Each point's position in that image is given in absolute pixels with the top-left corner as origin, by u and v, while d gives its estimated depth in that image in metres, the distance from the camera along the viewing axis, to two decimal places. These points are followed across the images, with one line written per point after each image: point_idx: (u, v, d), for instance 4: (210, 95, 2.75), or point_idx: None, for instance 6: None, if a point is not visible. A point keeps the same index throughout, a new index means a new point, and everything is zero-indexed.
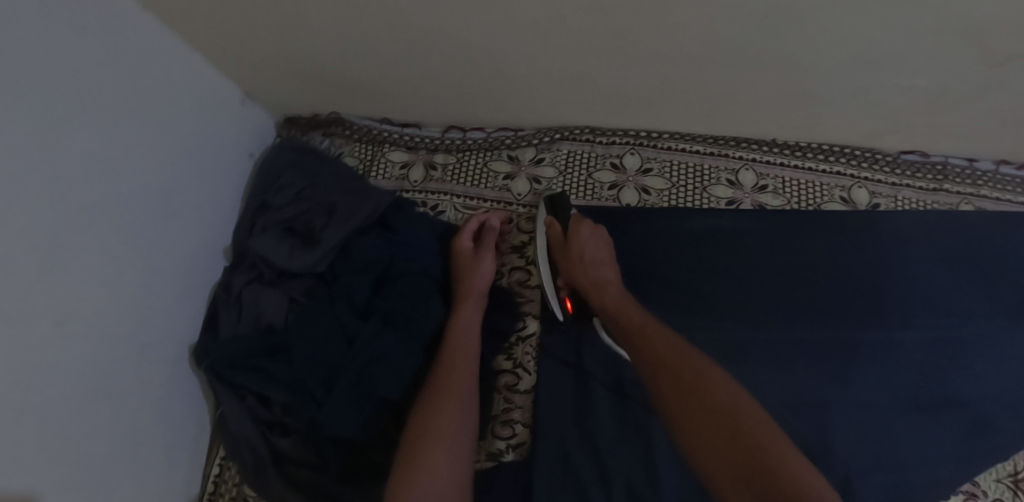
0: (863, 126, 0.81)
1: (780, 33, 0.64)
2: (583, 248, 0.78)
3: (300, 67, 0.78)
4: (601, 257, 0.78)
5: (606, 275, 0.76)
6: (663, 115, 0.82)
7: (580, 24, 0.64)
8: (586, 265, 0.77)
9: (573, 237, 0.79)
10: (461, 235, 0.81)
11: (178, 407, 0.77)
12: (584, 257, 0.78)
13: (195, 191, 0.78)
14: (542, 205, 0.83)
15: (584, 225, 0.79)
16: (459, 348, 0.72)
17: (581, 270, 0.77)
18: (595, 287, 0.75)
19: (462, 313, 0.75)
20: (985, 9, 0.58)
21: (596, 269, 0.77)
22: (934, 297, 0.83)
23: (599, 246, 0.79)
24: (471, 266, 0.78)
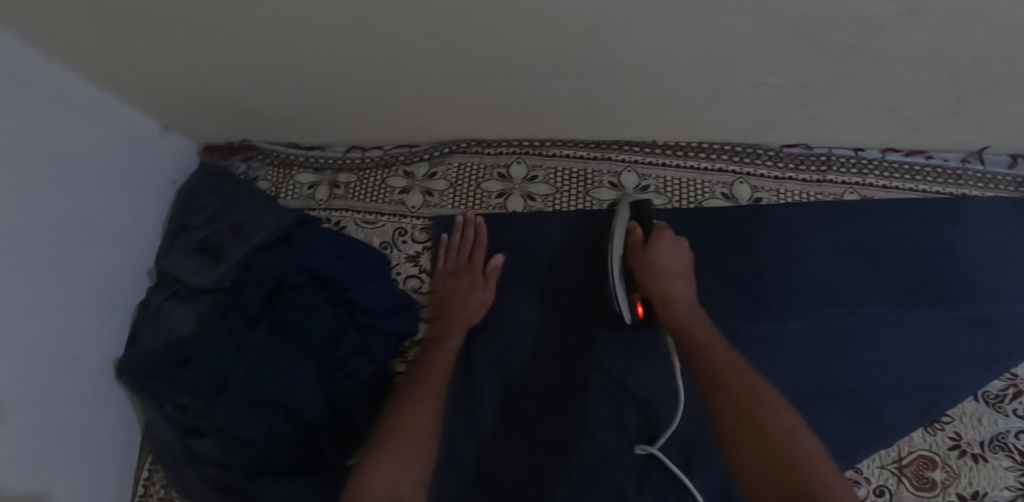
0: (739, 124, 0.82)
1: (614, 47, 0.66)
2: (659, 258, 0.77)
3: (205, 102, 0.84)
4: (676, 268, 0.77)
5: (675, 287, 0.75)
6: (541, 125, 0.85)
7: (428, 50, 0.68)
8: (658, 276, 0.76)
9: (651, 243, 0.78)
10: (475, 251, 0.85)
11: (105, 416, 0.85)
12: (657, 267, 0.77)
13: (115, 220, 0.86)
14: (626, 206, 0.83)
15: (663, 235, 0.78)
16: (439, 360, 0.79)
17: (648, 276, 0.76)
18: (664, 299, 0.75)
19: (450, 339, 0.80)
20: (800, 11, 0.59)
21: (672, 281, 0.76)
22: (817, 287, 0.84)
23: (677, 257, 0.78)
24: (477, 296, 0.83)
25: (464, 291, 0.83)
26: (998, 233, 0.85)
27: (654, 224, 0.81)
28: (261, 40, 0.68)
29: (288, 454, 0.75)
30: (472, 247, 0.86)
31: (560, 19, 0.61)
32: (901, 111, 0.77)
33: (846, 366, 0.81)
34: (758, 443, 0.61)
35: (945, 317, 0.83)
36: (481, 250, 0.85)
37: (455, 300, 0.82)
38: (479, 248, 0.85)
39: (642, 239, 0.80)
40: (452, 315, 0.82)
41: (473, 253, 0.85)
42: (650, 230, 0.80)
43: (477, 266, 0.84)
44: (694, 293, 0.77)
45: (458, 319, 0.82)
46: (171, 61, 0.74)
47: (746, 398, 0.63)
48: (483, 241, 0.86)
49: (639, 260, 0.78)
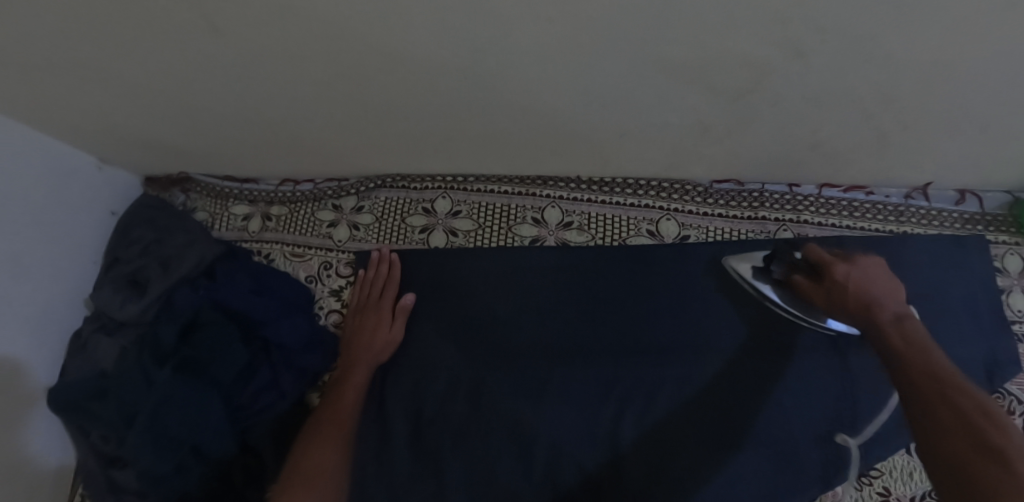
0: (659, 160, 0.80)
1: (503, 89, 0.65)
2: (854, 280, 0.78)
3: (135, 140, 0.86)
4: (877, 286, 0.78)
5: (880, 303, 0.77)
6: (460, 161, 0.85)
7: (325, 94, 0.68)
8: (855, 298, 0.77)
9: (834, 267, 0.79)
10: (387, 287, 0.85)
11: (41, 443, 0.86)
12: (857, 288, 0.77)
13: (50, 254, 0.88)
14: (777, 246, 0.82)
15: (840, 261, 0.79)
16: (345, 398, 0.80)
17: (860, 300, 0.77)
18: (864, 315, 0.76)
19: (356, 377, 0.81)
20: (679, 53, 0.57)
21: (875, 299, 0.77)
22: (742, 331, 0.80)
23: (874, 276, 0.78)
24: (382, 335, 0.83)
25: (370, 329, 0.83)
26: (935, 273, 0.81)
27: (819, 258, 0.79)
28: (169, 85, 0.69)
29: (197, 486, 0.77)
30: (383, 283, 0.86)
31: (441, 65, 0.61)
32: (823, 148, 0.74)
33: (763, 412, 0.78)
34: (961, 431, 0.63)
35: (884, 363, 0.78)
36: (391, 288, 0.85)
37: (365, 337, 0.83)
38: (392, 286, 0.85)
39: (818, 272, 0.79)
40: (355, 354, 0.82)
41: (383, 291, 0.85)
42: (823, 261, 0.79)
43: (385, 303, 0.84)
44: (897, 302, 0.78)
45: (362, 357, 0.82)
46: (91, 104, 0.75)
47: (948, 398, 0.67)
48: (397, 277, 0.86)
49: (831, 297, 0.78)
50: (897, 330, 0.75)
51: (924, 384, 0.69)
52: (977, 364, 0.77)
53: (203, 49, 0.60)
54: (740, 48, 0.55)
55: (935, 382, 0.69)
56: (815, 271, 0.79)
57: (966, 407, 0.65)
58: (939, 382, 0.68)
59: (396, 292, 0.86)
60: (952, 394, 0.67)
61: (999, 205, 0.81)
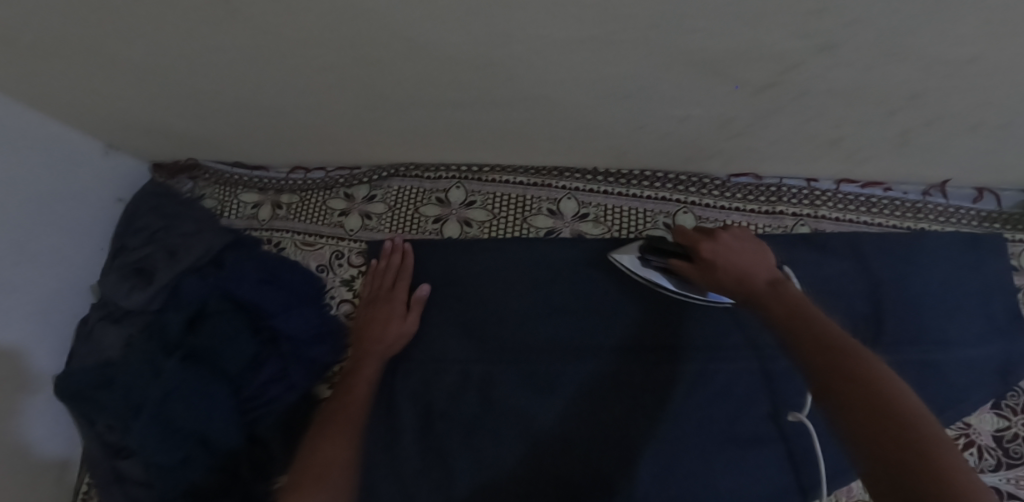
0: (679, 153, 0.79)
1: (525, 80, 0.64)
2: (721, 254, 0.68)
3: (142, 126, 0.84)
4: (748, 257, 0.68)
5: (756, 275, 0.66)
6: (476, 151, 0.83)
7: (339, 82, 0.67)
8: (726, 273, 0.67)
9: (699, 245, 0.71)
10: (400, 278, 0.84)
11: (43, 431, 0.85)
12: (724, 260, 0.68)
13: (54, 241, 0.86)
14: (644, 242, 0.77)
15: (703, 238, 0.71)
16: (355, 391, 0.78)
17: (732, 273, 0.66)
18: (744, 290, 0.65)
19: (366, 368, 0.79)
20: (707, 45, 0.56)
21: (745, 270, 0.66)
22: (757, 327, 0.78)
23: (743, 249, 0.69)
24: (395, 327, 0.82)
25: (383, 320, 0.82)
26: (953, 272, 0.80)
27: (689, 239, 0.72)
28: (181, 69, 0.67)
29: (205, 479, 0.75)
30: (396, 273, 0.85)
31: (462, 54, 0.59)
32: (844, 144, 0.73)
33: (782, 410, 0.76)
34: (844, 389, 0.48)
35: (900, 362, 0.77)
36: (405, 278, 0.84)
37: (376, 329, 0.82)
38: (406, 277, 0.84)
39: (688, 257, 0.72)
40: (368, 346, 0.81)
41: (396, 281, 0.84)
42: (692, 240, 0.72)
43: (398, 294, 0.83)
44: (773, 270, 0.67)
45: (375, 349, 0.81)
46: (97, 88, 0.73)
47: (847, 365, 0.50)
48: (411, 269, 0.85)
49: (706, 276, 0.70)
50: (773, 296, 0.62)
51: (817, 351, 0.53)
52: (992, 365, 0.76)
53: (217, 33, 0.58)
54: (769, 41, 0.54)
55: (824, 352, 0.52)
56: (688, 254, 0.72)
57: (860, 366, 0.50)
58: (835, 352, 0.52)
59: (409, 284, 0.85)
60: (835, 364, 0.50)
61: (1016, 203, 0.81)
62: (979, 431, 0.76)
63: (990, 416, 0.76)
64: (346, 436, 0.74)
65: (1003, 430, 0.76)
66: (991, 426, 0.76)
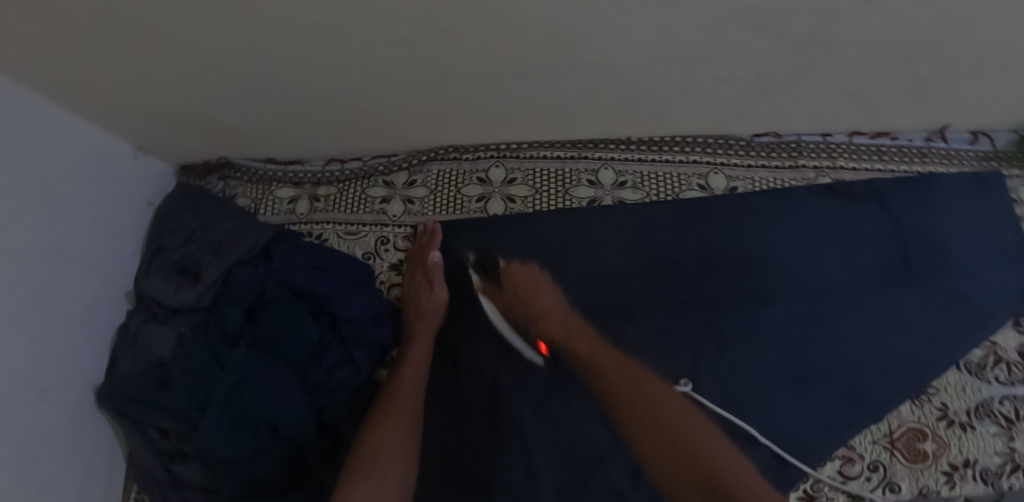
0: (710, 116, 0.84)
1: (580, 44, 0.68)
2: (516, 282, 0.84)
3: (177, 123, 0.83)
4: (540, 285, 0.83)
5: (547, 302, 0.82)
6: (516, 128, 0.86)
7: (395, 58, 0.69)
8: (523, 302, 0.82)
9: (504, 278, 0.85)
10: (423, 253, 0.86)
11: (85, 446, 0.81)
12: (521, 291, 0.83)
13: (89, 244, 0.83)
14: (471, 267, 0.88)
15: (512, 267, 0.85)
16: (407, 375, 0.79)
17: (528, 300, 0.82)
18: (539, 317, 0.81)
19: (414, 350, 0.81)
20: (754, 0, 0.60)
21: (539, 299, 0.82)
22: (794, 271, 0.85)
23: (535, 279, 0.84)
24: (427, 301, 0.83)
25: (414, 300, 0.84)
26: (966, 209, 0.86)
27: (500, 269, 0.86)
28: (236, 56, 0.68)
29: (274, 473, 0.74)
30: (422, 250, 0.86)
31: (526, 18, 0.62)
32: (862, 95, 0.80)
33: (828, 347, 0.81)
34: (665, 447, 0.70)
35: (929, 292, 0.83)
36: (428, 253, 0.85)
37: (412, 306, 0.83)
38: (426, 251, 0.85)
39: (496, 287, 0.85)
40: (415, 326, 0.82)
41: (421, 258, 0.86)
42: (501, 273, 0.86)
43: (421, 272, 0.85)
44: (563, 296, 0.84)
45: (420, 329, 0.82)
46: (140, 82, 0.73)
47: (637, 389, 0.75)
48: (437, 242, 0.86)
49: (507, 302, 0.83)
50: (583, 339, 0.81)
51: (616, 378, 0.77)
52: (1010, 288, 0.83)
53: (287, 11, 0.60)
54: None
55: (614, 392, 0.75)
56: (496, 281, 0.85)
57: (642, 392, 0.75)
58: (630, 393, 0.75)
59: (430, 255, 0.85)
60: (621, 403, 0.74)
61: (1007, 142, 0.89)
62: (1005, 348, 0.81)
63: (1013, 333, 0.81)
64: (398, 417, 0.75)
65: None
66: (1015, 343, 0.81)
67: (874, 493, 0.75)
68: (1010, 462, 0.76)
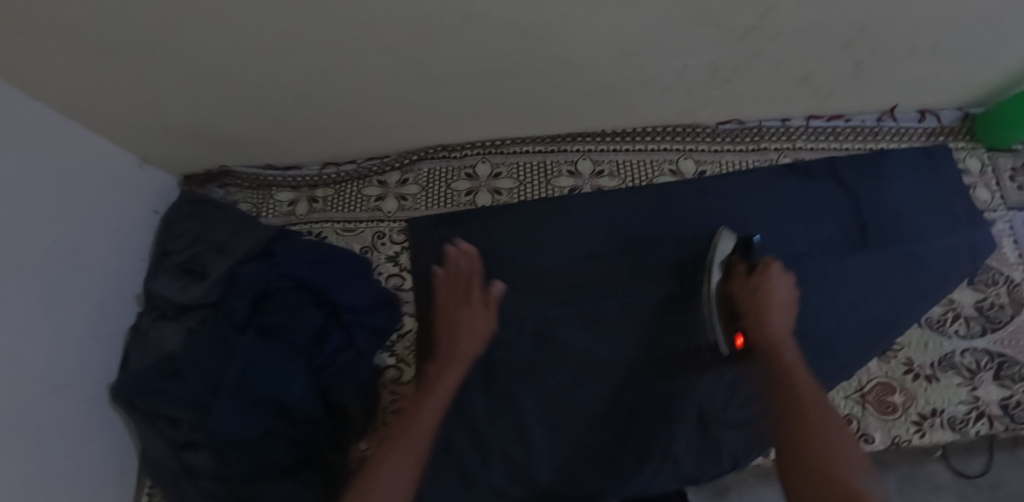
0: (675, 106, 0.92)
1: (550, 42, 0.75)
2: (768, 287, 0.82)
3: (184, 133, 0.89)
4: (783, 300, 0.82)
5: (780, 317, 0.80)
6: (499, 125, 0.93)
7: (385, 62, 0.76)
8: (762, 305, 0.81)
9: (763, 270, 0.83)
10: (474, 281, 0.88)
11: (100, 441, 0.85)
12: (763, 296, 0.81)
13: (101, 250, 0.88)
14: (720, 239, 0.87)
15: (773, 265, 0.84)
16: (435, 392, 0.79)
17: (761, 306, 0.81)
18: (761, 325, 0.79)
19: (450, 371, 0.81)
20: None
21: (771, 314, 0.80)
22: (762, 244, 0.91)
23: (785, 290, 0.83)
24: (471, 325, 0.84)
25: (461, 323, 0.85)
26: (918, 180, 0.94)
27: (760, 261, 0.86)
28: (241, 66, 0.74)
29: (285, 454, 0.78)
30: (470, 275, 0.88)
31: (502, 21, 0.70)
32: (811, 81, 0.88)
33: (798, 312, 0.87)
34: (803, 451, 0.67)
35: (889, 257, 0.90)
36: (477, 280, 0.88)
37: (451, 327, 0.85)
38: (477, 282, 0.88)
39: (747, 273, 0.84)
40: (454, 348, 0.83)
41: (470, 282, 0.88)
42: (759, 265, 0.85)
43: (474, 296, 0.87)
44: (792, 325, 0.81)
45: (456, 355, 0.83)
46: (151, 94, 0.79)
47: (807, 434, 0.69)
48: (478, 270, 0.89)
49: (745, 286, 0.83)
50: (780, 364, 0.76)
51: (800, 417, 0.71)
52: (962, 249, 0.90)
53: (288, 23, 0.67)
54: None
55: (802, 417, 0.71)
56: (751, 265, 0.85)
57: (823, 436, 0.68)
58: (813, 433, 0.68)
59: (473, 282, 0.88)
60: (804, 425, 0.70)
61: (954, 119, 0.98)
62: (963, 304, 0.87)
63: (969, 290, 0.88)
64: (418, 433, 0.74)
65: (982, 300, 0.87)
66: (971, 299, 0.88)
67: None
68: (975, 410, 0.82)
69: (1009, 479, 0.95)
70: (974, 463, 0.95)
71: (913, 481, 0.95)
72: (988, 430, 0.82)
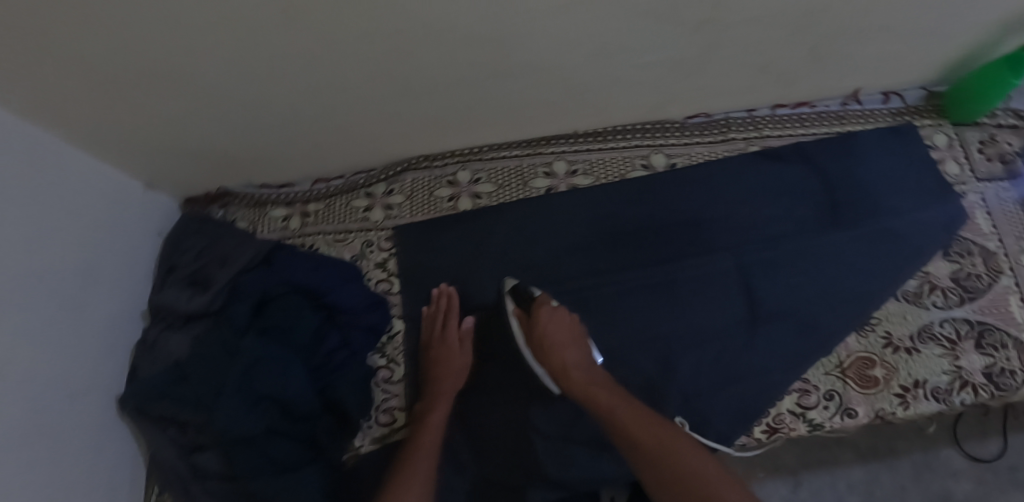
0: (645, 103, 0.95)
1: (515, 48, 0.79)
2: (542, 331, 0.86)
3: (183, 156, 0.95)
4: (562, 339, 0.85)
5: (568, 357, 0.83)
6: (476, 132, 0.98)
7: (363, 78, 0.81)
8: (551, 348, 0.84)
9: (535, 319, 0.87)
10: (449, 320, 0.91)
11: (111, 448, 0.90)
12: (544, 340, 0.85)
13: (110, 269, 0.94)
14: (506, 295, 0.92)
15: (542, 308, 0.87)
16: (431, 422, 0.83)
17: (551, 353, 0.84)
18: (562, 370, 0.82)
19: (438, 407, 0.85)
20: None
21: (559, 352, 0.84)
22: (735, 228, 0.94)
23: (561, 328, 0.87)
24: (454, 362, 0.88)
25: (445, 360, 0.88)
26: (888, 159, 0.96)
27: (534, 302, 0.90)
28: (230, 90, 0.79)
29: (286, 449, 0.82)
30: (446, 315, 0.92)
31: (466, 33, 0.74)
32: (774, 70, 0.90)
33: (775, 294, 0.89)
34: (674, 471, 0.69)
35: (863, 234, 0.91)
36: (453, 318, 0.91)
37: (436, 363, 0.88)
38: (454, 317, 0.92)
39: (525, 320, 0.89)
40: (441, 383, 0.86)
41: (447, 321, 0.91)
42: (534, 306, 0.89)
43: (453, 332, 0.90)
44: (586, 355, 0.85)
45: (445, 391, 0.86)
46: (150, 121, 0.84)
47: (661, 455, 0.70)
48: (456, 308, 0.93)
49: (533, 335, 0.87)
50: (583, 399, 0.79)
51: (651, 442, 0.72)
52: (937, 223, 0.91)
53: (268, 48, 0.71)
54: None
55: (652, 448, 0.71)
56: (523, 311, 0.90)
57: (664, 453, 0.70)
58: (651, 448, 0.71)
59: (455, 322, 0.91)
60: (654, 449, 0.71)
61: (918, 98, 1.00)
62: (938, 276, 0.88)
63: (944, 262, 0.89)
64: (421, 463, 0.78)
65: (957, 271, 0.89)
66: (947, 271, 0.89)
67: (832, 420, 0.82)
68: (958, 379, 0.83)
69: None
70: (987, 447, 1.02)
71: (929, 467, 1.02)
72: (973, 399, 0.82)
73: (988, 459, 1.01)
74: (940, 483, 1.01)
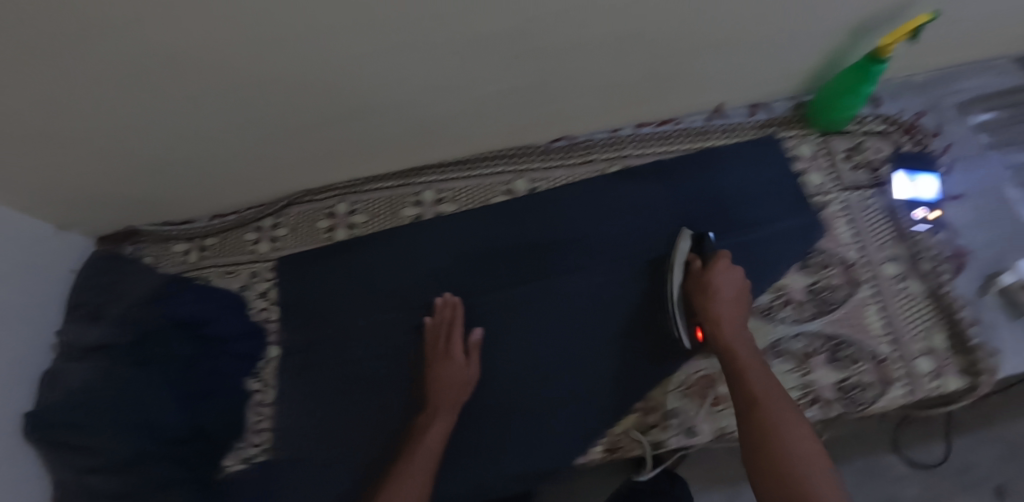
0: (500, 131, 0.97)
1: (348, 91, 0.81)
2: (714, 283, 0.82)
3: (77, 202, 1.01)
4: (733, 293, 0.81)
5: (730, 310, 0.79)
6: (344, 167, 1.03)
7: (214, 125, 0.84)
8: (710, 299, 0.80)
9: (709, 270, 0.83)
10: (456, 328, 0.91)
11: (23, 473, 0.93)
12: (716, 291, 0.81)
13: (20, 304, 0.99)
14: (686, 240, 0.89)
15: (721, 259, 0.83)
16: (426, 428, 0.82)
17: (718, 304, 0.80)
18: (715, 320, 0.78)
19: (435, 416, 0.83)
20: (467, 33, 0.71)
21: (716, 307, 0.80)
22: (593, 247, 0.96)
23: (732, 284, 0.82)
24: (460, 371, 0.87)
25: (444, 370, 0.87)
26: (750, 173, 0.95)
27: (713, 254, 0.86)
28: (93, 141, 0.83)
29: (161, 468, 0.87)
30: (451, 325, 0.91)
31: (293, 82, 0.76)
32: (618, 92, 0.91)
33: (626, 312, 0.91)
34: (756, 441, 0.66)
35: (719, 249, 0.91)
36: (457, 329, 0.91)
37: (429, 374, 0.88)
38: (460, 327, 0.91)
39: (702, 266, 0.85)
40: (439, 394, 0.85)
41: (452, 331, 0.91)
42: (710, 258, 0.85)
43: (456, 344, 0.89)
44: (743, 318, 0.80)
45: (445, 401, 0.85)
46: (32, 175, 0.89)
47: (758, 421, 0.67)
48: (459, 317, 0.92)
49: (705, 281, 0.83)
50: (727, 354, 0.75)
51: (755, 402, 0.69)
52: (796, 234, 0.90)
53: (105, 104, 0.75)
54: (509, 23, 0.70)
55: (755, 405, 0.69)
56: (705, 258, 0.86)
57: (763, 422, 0.67)
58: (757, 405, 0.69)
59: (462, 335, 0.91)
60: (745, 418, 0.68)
61: (787, 109, 0.99)
62: (792, 289, 0.87)
63: (800, 275, 0.88)
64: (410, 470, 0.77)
65: (814, 284, 0.87)
66: (802, 284, 0.87)
67: (673, 439, 0.84)
68: (808, 395, 0.81)
69: (973, 462, 1.01)
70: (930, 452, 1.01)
71: (874, 474, 1.02)
72: (825, 414, 0.80)
73: (932, 464, 1.01)
74: (884, 488, 1.01)
